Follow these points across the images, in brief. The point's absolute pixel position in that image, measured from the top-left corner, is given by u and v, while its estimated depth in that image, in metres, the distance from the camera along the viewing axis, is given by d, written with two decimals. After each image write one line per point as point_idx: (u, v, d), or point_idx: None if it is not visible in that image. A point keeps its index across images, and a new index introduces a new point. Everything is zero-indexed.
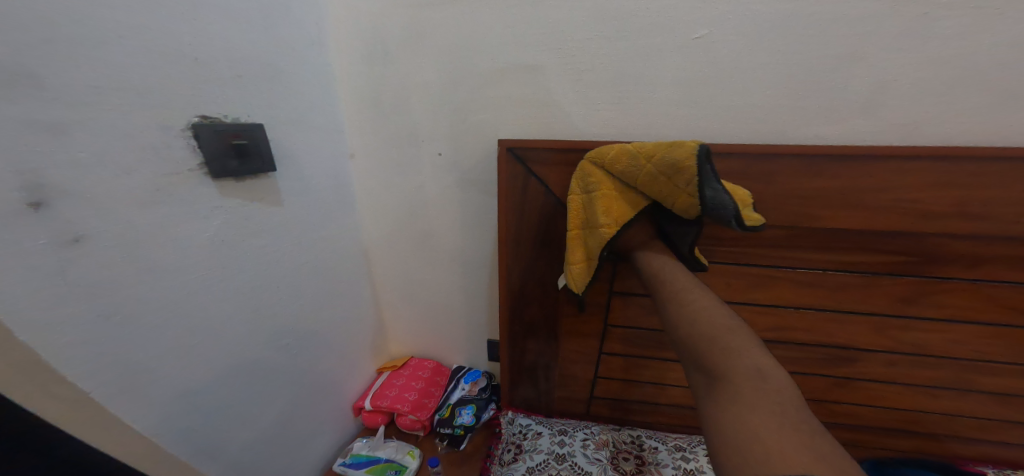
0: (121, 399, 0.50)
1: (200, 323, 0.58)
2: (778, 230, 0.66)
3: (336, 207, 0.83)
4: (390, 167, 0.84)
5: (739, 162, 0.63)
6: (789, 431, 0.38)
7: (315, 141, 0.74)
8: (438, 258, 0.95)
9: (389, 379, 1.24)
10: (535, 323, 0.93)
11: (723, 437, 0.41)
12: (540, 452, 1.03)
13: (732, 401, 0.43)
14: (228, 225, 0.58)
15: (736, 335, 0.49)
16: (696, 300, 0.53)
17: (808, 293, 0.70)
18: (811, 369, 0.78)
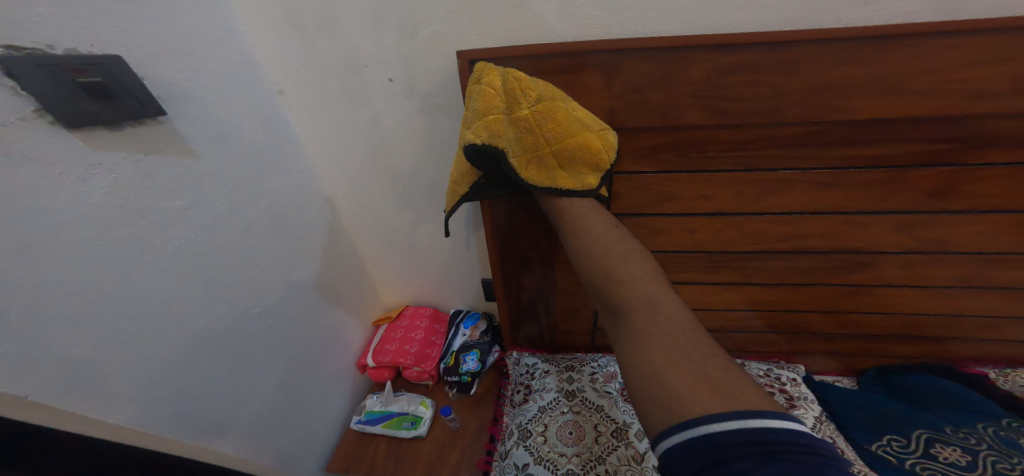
0: (80, 400, 0.47)
1: (140, 303, 0.52)
2: (793, 128, 0.55)
3: (277, 152, 0.73)
4: (335, 102, 0.72)
5: (755, 54, 0.50)
6: (690, 365, 0.38)
7: (228, 77, 0.62)
8: (411, 199, 0.87)
9: (387, 332, 1.21)
10: (529, 257, 0.87)
11: (642, 380, 0.40)
12: (550, 390, 1.03)
13: (647, 343, 0.41)
14: (123, 184, 0.49)
15: (643, 274, 0.47)
16: (603, 239, 0.51)
17: (826, 197, 0.62)
18: (822, 278, 0.74)
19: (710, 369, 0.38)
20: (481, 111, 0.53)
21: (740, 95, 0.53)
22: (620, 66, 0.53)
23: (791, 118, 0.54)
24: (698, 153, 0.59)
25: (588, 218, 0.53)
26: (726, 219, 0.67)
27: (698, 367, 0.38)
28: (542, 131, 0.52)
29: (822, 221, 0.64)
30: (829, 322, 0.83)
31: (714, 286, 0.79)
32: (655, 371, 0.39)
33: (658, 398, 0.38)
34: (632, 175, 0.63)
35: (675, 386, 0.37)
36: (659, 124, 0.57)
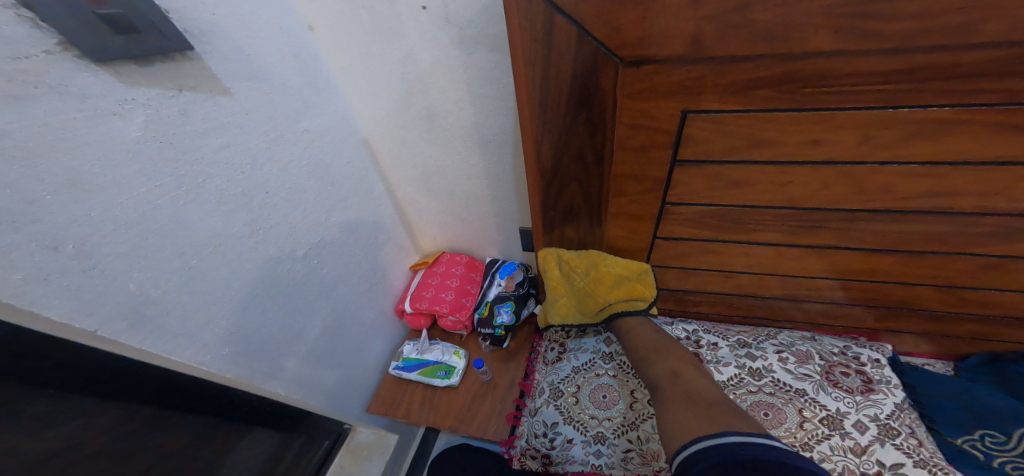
0: (139, 337, 0.49)
1: (189, 244, 0.53)
2: (962, 54, 0.40)
3: (309, 89, 0.68)
4: (363, 28, 0.64)
5: None
6: (702, 410, 0.61)
7: (250, 5, 0.56)
8: (449, 143, 0.80)
9: (424, 277, 1.23)
10: (575, 205, 0.74)
11: (671, 422, 0.62)
12: (585, 351, 1.00)
13: (675, 401, 0.66)
14: (160, 123, 0.46)
15: (686, 369, 0.73)
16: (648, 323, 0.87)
17: (984, 145, 0.47)
18: (939, 248, 0.60)
19: (719, 415, 0.59)
20: (554, 292, 0.94)
21: (894, 6, 0.37)
22: None
23: (966, 39, 0.38)
24: (812, 88, 0.46)
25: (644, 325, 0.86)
26: (830, 170, 0.54)
27: (712, 414, 0.60)
28: (598, 290, 0.88)
29: (965, 178, 0.50)
30: (937, 297, 0.70)
31: (795, 250, 0.68)
32: (682, 415, 0.62)
33: (681, 430, 0.59)
34: (714, 116, 0.53)
35: (693, 422, 0.59)
36: (764, 51, 0.44)
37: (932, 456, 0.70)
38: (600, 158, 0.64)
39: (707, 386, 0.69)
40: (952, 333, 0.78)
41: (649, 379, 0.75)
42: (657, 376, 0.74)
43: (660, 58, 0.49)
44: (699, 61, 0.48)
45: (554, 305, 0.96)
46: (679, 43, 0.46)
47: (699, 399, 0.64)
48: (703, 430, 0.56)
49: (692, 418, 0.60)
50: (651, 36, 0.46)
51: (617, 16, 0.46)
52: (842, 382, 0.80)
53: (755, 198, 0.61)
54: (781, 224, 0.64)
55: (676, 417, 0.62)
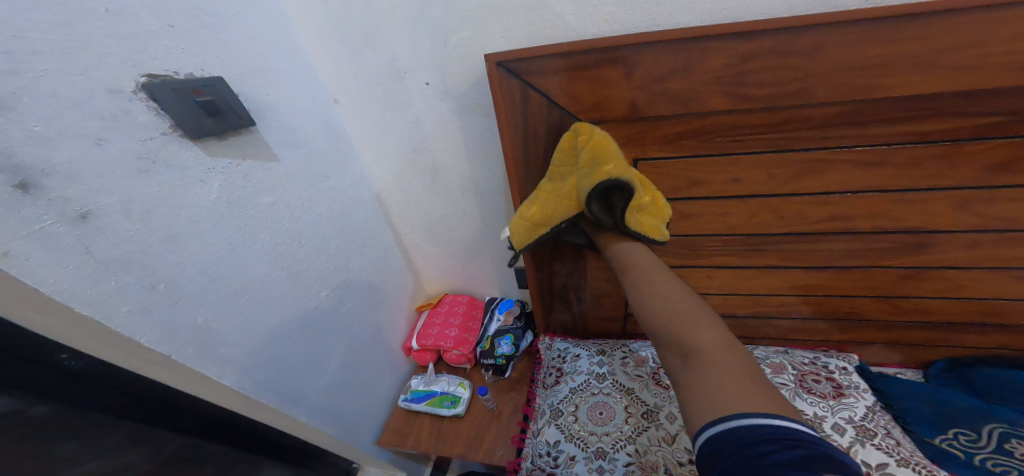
0: (201, 361, 0.59)
1: (241, 283, 0.64)
2: (823, 109, 0.54)
3: (333, 154, 0.83)
4: (380, 105, 0.80)
5: (784, 39, 0.49)
6: (739, 385, 0.48)
7: (295, 92, 0.72)
8: (449, 192, 0.94)
9: (429, 317, 1.33)
10: (560, 246, 0.93)
11: (699, 400, 0.49)
12: (581, 373, 1.07)
13: (698, 369, 0.52)
14: (228, 188, 0.60)
15: (677, 292, 0.60)
16: (658, 279, 0.62)
17: (867, 175, 0.60)
18: (865, 260, 0.72)
19: (748, 380, 0.49)
20: (550, 188, 0.69)
21: (765, 80, 0.52)
22: (642, 55, 0.55)
23: (821, 99, 0.53)
24: (724, 137, 0.60)
25: (621, 229, 0.70)
26: (758, 200, 0.67)
27: (741, 377, 0.49)
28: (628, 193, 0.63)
29: (861, 200, 0.63)
30: (879, 307, 0.80)
31: (749, 269, 0.79)
32: (714, 389, 0.49)
33: (716, 401, 0.48)
34: (658, 161, 0.66)
35: (724, 391, 0.48)
36: (683, 112, 0.59)
37: (912, 453, 0.73)
38: None
39: (711, 319, 0.58)
40: (904, 340, 0.87)
41: (650, 324, 0.60)
42: (661, 310, 0.59)
43: (610, 121, 0.63)
44: (640, 121, 0.62)
45: (544, 204, 0.70)
46: (623, 107, 0.61)
47: (716, 348, 0.53)
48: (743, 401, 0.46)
49: (722, 387, 0.49)
50: (603, 104, 0.62)
51: (573, 91, 0.62)
52: (814, 388, 0.86)
53: (705, 226, 0.73)
54: (731, 248, 0.76)
55: (700, 383, 0.50)
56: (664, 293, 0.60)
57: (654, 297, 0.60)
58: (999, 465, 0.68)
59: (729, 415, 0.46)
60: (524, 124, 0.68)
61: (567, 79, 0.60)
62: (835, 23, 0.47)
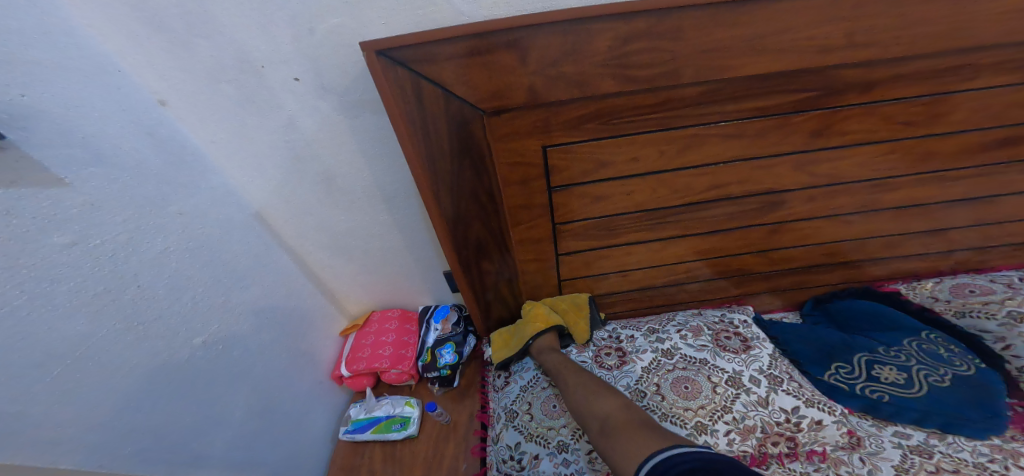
0: (12, 452, 0.42)
1: (54, 349, 0.47)
2: (697, 87, 0.58)
3: (175, 173, 0.64)
4: (236, 107, 0.63)
5: (649, 22, 0.50)
6: (643, 429, 0.61)
7: (98, 98, 0.54)
8: (354, 202, 0.83)
9: (358, 340, 1.22)
10: (483, 243, 0.84)
11: (619, 451, 0.59)
12: (528, 369, 1.06)
13: (612, 427, 0.65)
14: (1, 226, 0.41)
15: (589, 383, 0.79)
16: (578, 376, 0.82)
17: (734, 147, 0.67)
18: (749, 221, 0.80)
19: (641, 424, 0.63)
20: (535, 316, 0.98)
21: (638, 66, 0.55)
22: (532, 38, 0.52)
23: (693, 79, 0.56)
24: (619, 119, 0.62)
25: (546, 352, 0.94)
26: (658, 177, 0.70)
27: (636, 424, 0.63)
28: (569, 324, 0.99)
29: (739, 169, 0.70)
30: (760, 261, 0.91)
31: (660, 243, 0.84)
32: (625, 438, 0.61)
33: (627, 446, 0.59)
34: (565, 147, 0.66)
35: (626, 438, 0.60)
36: (580, 95, 0.58)
37: (813, 392, 0.83)
38: (491, 195, 0.74)
39: (615, 392, 0.74)
40: (789, 286, 1.00)
41: (575, 410, 0.75)
42: (581, 397, 0.75)
43: (512, 108, 0.60)
44: (541, 107, 0.61)
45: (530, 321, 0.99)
46: (522, 94, 0.59)
47: (624, 414, 0.67)
48: (644, 439, 0.58)
49: (627, 433, 0.61)
50: (502, 91, 0.58)
51: (470, 77, 0.56)
52: (727, 345, 0.93)
53: (616, 206, 0.75)
54: (641, 225, 0.79)
55: (617, 445, 0.61)
56: (583, 387, 0.78)
57: (574, 391, 0.78)
58: (876, 392, 0.81)
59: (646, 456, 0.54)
60: (421, 120, 0.60)
61: (458, 66, 0.54)
62: (702, 5, 0.49)
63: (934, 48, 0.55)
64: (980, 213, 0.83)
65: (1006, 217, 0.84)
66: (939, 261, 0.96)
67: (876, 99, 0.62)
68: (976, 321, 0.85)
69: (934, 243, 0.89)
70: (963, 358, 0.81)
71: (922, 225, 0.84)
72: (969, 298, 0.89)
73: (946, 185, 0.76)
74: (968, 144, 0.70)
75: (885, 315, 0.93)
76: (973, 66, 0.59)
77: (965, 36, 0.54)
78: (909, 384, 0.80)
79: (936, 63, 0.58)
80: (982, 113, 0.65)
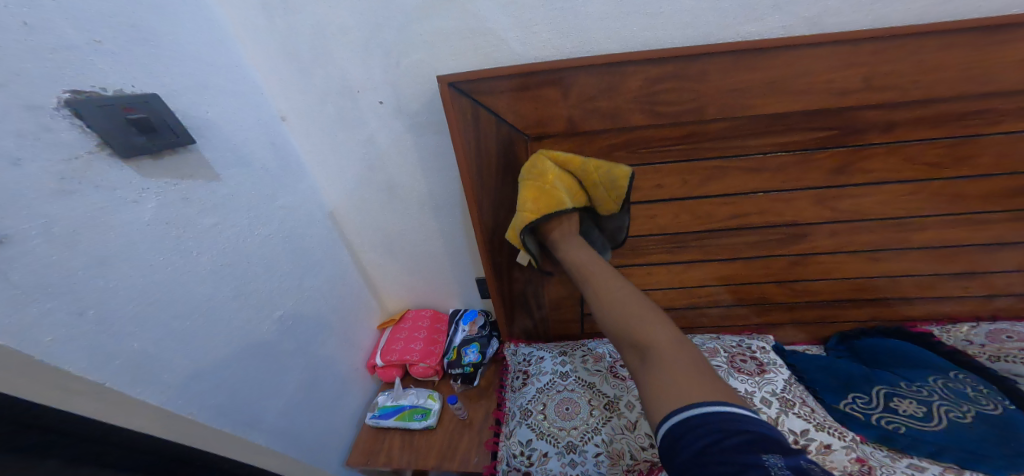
0: (141, 389, 0.53)
1: (185, 307, 0.60)
2: (717, 123, 0.66)
3: (285, 173, 0.79)
4: (331, 124, 0.78)
5: (675, 66, 0.59)
6: (695, 382, 0.50)
7: (240, 112, 0.68)
8: (408, 209, 0.95)
9: (392, 333, 1.35)
10: (516, 251, 0.93)
11: (659, 397, 0.51)
12: (546, 373, 1.12)
13: (654, 364, 0.54)
14: (165, 209, 0.55)
15: (627, 291, 0.65)
16: (611, 283, 0.66)
17: (756, 179, 0.73)
18: (769, 250, 0.84)
19: (693, 373, 0.52)
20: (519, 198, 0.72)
21: (665, 103, 0.63)
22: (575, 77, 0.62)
23: (713, 116, 0.64)
24: (648, 148, 0.70)
25: (579, 248, 0.73)
26: (681, 203, 0.77)
27: (687, 372, 0.52)
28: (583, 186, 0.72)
29: (759, 199, 0.76)
30: (781, 290, 0.93)
31: (682, 265, 0.89)
32: (668, 384, 0.51)
33: (674, 403, 0.49)
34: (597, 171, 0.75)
35: (676, 392, 0.50)
36: (614, 126, 0.67)
37: (825, 418, 0.84)
38: None
39: (658, 314, 0.61)
40: (814, 319, 1.01)
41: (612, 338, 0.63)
42: (617, 301, 0.63)
43: (552, 135, 0.70)
44: (579, 135, 0.70)
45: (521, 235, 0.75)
46: (563, 124, 0.68)
47: (671, 348, 0.55)
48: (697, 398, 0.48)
49: (675, 381, 0.51)
50: (546, 121, 0.68)
51: (520, 108, 0.67)
52: (743, 367, 0.95)
53: (640, 227, 0.82)
54: (665, 245, 0.85)
55: (659, 389, 0.52)
56: (617, 295, 0.64)
57: (609, 293, 0.65)
58: (892, 423, 0.82)
59: (681, 408, 0.48)
60: (475, 141, 0.71)
61: (511, 98, 0.66)
62: (719, 54, 0.58)
63: (940, 97, 0.60)
64: (1016, 258, 0.82)
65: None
66: (981, 306, 0.93)
67: (892, 139, 0.66)
68: (1009, 365, 0.84)
69: (972, 286, 0.88)
70: (989, 397, 0.80)
71: (954, 266, 0.84)
72: (1004, 343, 0.88)
73: (976, 227, 0.77)
74: (997, 188, 0.72)
75: (912, 354, 0.92)
76: (987, 113, 0.62)
77: (970, 87, 0.59)
78: (928, 417, 0.80)
79: (952, 110, 0.62)
80: (1008, 159, 0.67)
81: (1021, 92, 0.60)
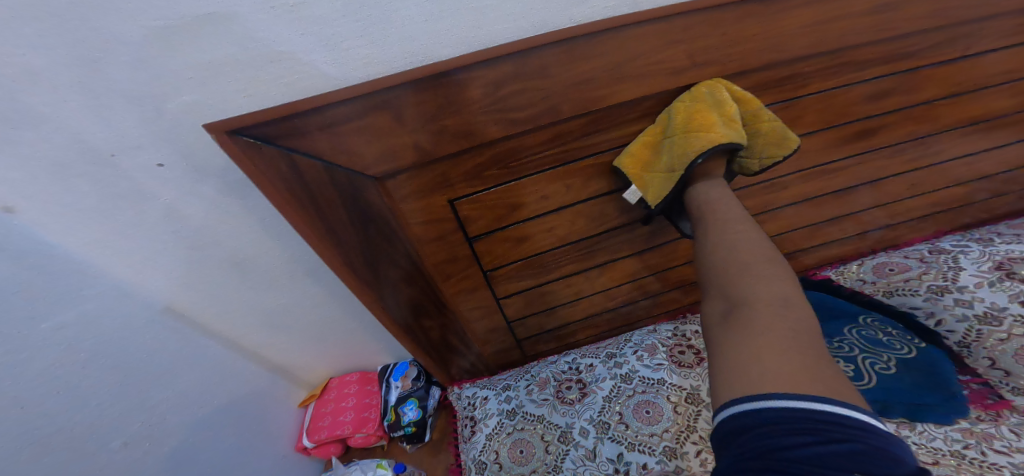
0: None
1: None
2: (578, 120, 0.59)
3: (60, 283, 0.58)
4: (104, 200, 0.56)
5: (498, 72, 0.51)
6: (789, 353, 0.39)
7: None
8: (275, 277, 0.80)
9: (318, 408, 1.17)
10: (417, 301, 0.81)
11: (732, 354, 0.42)
12: (492, 416, 1.00)
13: (742, 319, 0.45)
14: None
15: (755, 242, 0.52)
16: (736, 230, 0.55)
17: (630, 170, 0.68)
18: (668, 235, 0.83)
19: (794, 343, 0.40)
20: (683, 117, 0.58)
21: (507, 112, 0.55)
22: (396, 100, 0.50)
23: (569, 115, 0.57)
24: (518, 161, 0.62)
25: (717, 190, 0.62)
26: (570, 210, 0.72)
27: (777, 337, 0.40)
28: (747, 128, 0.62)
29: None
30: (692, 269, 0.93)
31: (593, 271, 0.86)
32: (749, 343, 0.41)
33: (743, 365, 0.40)
34: (471, 198, 0.65)
35: (752, 350, 0.40)
36: (468, 146, 0.57)
37: None
38: (410, 256, 0.71)
39: (784, 276, 0.48)
40: None
41: (707, 284, 0.54)
42: (731, 249, 0.52)
43: (405, 169, 0.57)
44: (435, 162, 0.58)
45: (660, 152, 0.63)
46: (412, 154, 0.56)
47: (779, 313, 0.43)
48: (777, 372, 0.37)
49: (759, 339, 0.41)
50: (388, 154, 0.55)
51: (348, 147, 0.52)
52: (682, 360, 0.92)
53: (539, 245, 0.77)
54: (572, 258, 0.82)
55: (735, 347, 0.42)
56: (738, 243, 0.53)
57: (726, 239, 0.54)
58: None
59: (752, 392, 0.37)
60: (310, 195, 0.56)
61: (335, 134, 0.51)
62: (557, 44, 0.50)
63: (775, 61, 0.58)
64: (874, 195, 0.88)
65: (901, 195, 0.90)
66: (860, 243, 0.99)
67: None
68: (903, 299, 0.87)
69: (847, 227, 0.94)
70: (902, 340, 0.82)
71: (832, 210, 0.88)
72: (890, 278, 0.91)
73: (833, 175, 0.81)
74: (840, 134, 0.74)
75: (829, 304, 0.94)
76: (818, 70, 0.62)
77: (792, 47, 0.57)
78: (860, 375, 0.79)
79: (783, 72, 0.61)
80: (840, 110, 0.70)
81: (838, 48, 0.59)
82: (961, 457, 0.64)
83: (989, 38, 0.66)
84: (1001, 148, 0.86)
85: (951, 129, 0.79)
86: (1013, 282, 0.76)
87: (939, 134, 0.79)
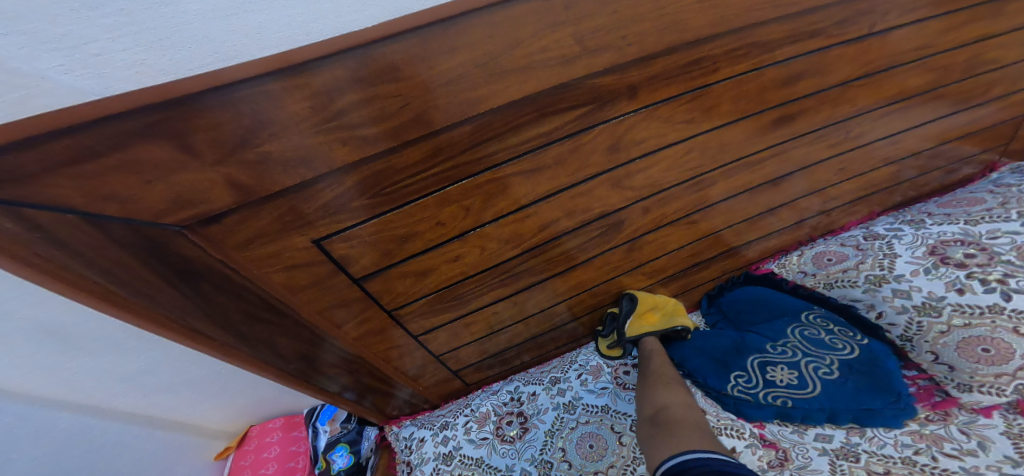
0: None
1: None
2: (461, 129, 0.46)
3: None
4: None
5: (322, 79, 0.37)
6: (693, 434, 0.60)
7: None
8: (107, 349, 0.61)
9: (237, 461, 0.99)
10: (304, 353, 0.66)
11: (659, 443, 0.62)
12: (428, 460, 0.88)
13: (665, 420, 0.66)
14: None
15: (670, 377, 0.79)
16: (660, 369, 0.81)
17: (537, 182, 0.58)
18: (597, 248, 0.74)
19: (696, 429, 0.61)
20: (669, 305, 0.91)
21: (350, 130, 0.41)
22: (171, 125, 0.35)
23: (440, 125, 0.45)
24: (391, 187, 0.49)
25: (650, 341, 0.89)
26: (474, 234, 0.60)
27: (690, 425, 0.63)
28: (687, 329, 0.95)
29: (560, 201, 0.62)
30: (630, 279, 0.85)
31: (520, 294, 0.76)
32: (669, 435, 0.62)
33: (668, 444, 0.60)
34: (341, 236, 0.52)
35: (675, 434, 0.61)
36: (312, 175, 0.44)
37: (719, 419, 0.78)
38: (272, 306, 0.56)
39: (684, 392, 0.74)
40: (676, 291, 0.96)
41: (641, 397, 0.76)
42: (656, 382, 0.77)
43: (222, 212, 0.43)
44: (273, 198, 0.44)
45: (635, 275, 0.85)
46: (226, 190, 0.42)
47: (687, 416, 0.66)
48: (688, 443, 0.57)
49: (676, 432, 0.62)
50: (187, 194, 0.40)
51: (112, 189, 0.37)
52: (626, 382, 0.89)
53: (445, 276, 0.65)
54: (492, 285, 0.71)
55: (661, 439, 0.63)
56: (664, 378, 0.78)
57: (654, 375, 0.79)
58: (779, 398, 0.78)
59: (678, 453, 0.56)
60: (66, 255, 0.39)
61: (82, 176, 0.35)
62: (396, 36, 0.36)
63: (679, 44, 0.49)
64: (807, 182, 0.83)
65: (833, 180, 0.86)
66: (797, 233, 0.96)
67: (656, 100, 0.55)
68: (844, 290, 0.88)
69: (785, 215, 0.89)
70: (844, 339, 0.82)
71: (768, 200, 0.82)
72: (830, 268, 0.92)
73: (763, 165, 0.74)
74: (765, 121, 0.66)
75: (772, 304, 0.93)
76: (727, 53, 0.54)
77: (695, 27, 0.48)
78: (805, 383, 0.78)
79: (690, 57, 0.52)
80: (763, 97, 0.62)
81: (746, 25, 0.51)
82: (911, 465, 0.64)
83: (898, 10, 0.60)
84: (923, 126, 0.83)
85: (873, 109, 0.74)
86: (948, 267, 0.75)
87: (862, 114, 0.74)
